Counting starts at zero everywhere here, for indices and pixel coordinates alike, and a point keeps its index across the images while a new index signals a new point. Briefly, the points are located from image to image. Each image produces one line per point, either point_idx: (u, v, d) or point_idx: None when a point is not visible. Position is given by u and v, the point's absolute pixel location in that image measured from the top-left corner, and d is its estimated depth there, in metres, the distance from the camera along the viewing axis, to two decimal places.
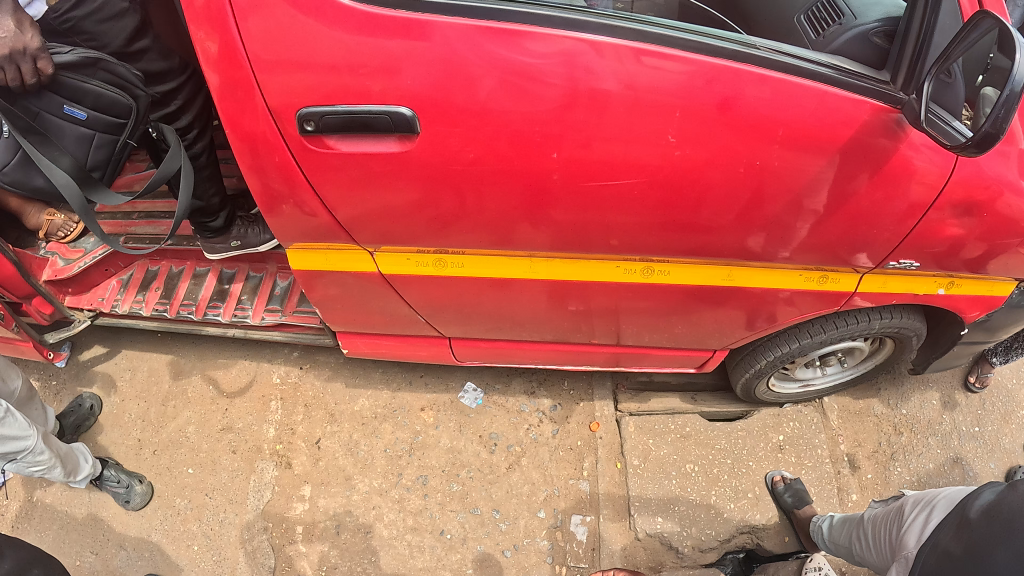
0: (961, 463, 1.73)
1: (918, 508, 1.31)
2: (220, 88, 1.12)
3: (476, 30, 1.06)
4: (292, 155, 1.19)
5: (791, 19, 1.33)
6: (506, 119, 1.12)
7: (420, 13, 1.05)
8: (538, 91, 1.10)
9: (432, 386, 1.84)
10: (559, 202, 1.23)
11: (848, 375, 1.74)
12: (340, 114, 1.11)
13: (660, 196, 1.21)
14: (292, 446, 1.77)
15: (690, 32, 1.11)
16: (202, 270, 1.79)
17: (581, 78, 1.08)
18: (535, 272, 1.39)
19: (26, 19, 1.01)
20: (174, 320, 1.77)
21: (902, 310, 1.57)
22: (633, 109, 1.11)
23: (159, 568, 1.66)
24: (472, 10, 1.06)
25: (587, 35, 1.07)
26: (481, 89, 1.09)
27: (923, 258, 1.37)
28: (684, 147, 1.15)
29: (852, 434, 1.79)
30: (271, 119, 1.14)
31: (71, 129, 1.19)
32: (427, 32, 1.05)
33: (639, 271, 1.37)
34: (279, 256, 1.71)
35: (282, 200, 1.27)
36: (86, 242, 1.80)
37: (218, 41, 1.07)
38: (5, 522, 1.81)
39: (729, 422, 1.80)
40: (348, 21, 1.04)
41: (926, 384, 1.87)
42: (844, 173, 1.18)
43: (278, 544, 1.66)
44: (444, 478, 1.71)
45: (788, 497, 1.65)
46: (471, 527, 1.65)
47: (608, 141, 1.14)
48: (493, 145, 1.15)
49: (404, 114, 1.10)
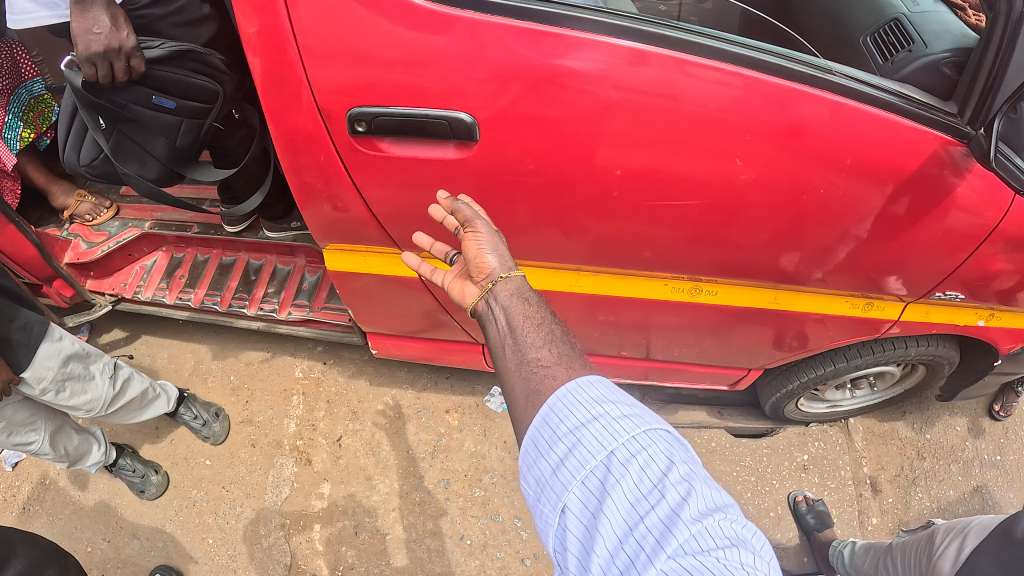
0: (981, 492, 1.72)
1: (950, 535, 1.30)
2: (268, 81, 1.07)
3: (544, 36, 1.01)
4: (338, 151, 1.15)
5: (857, 40, 1.30)
6: (568, 131, 1.08)
7: (487, 16, 1.01)
8: (604, 104, 1.06)
9: (458, 388, 1.83)
10: (612, 215, 1.20)
11: (877, 398, 1.73)
12: (395, 116, 1.07)
13: (717, 216, 1.18)
14: (313, 442, 1.75)
15: (763, 51, 1.07)
16: (229, 259, 1.76)
17: (650, 93, 1.04)
18: (579, 285, 1.37)
19: (121, 16, 1.05)
20: (198, 311, 1.74)
21: (940, 338, 1.56)
22: (700, 128, 1.07)
23: (172, 559, 1.64)
24: (539, 15, 1.02)
25: (659, 49, 1.03)
26: (543, 98, 1.05)
27: (967, 290, 1.36)
28: (749, 169, 1.11)
29: (875, 456, 1.78)
30: (319, 115, 1.10)
31: (160, 118, 1.19)
32: (492, 37, 1.01)
33: (686, 291, 1.35)
34: (309, 250, 1.69)
35: (319, 193, 1.24)
36: (109, 226, 1.77)
37: (269, 31, 1.02)
38: (16, 503, 1.80)
39: (754, 439, 1.79)
40: (409, 19, 1.00)
41: (950, 411, 1.87)
42: (903, 203, 1.16)
43: (294, 541, 1.64)
44: (466, 483, 1.69)
45: (810, 518, 1.64)
46: (491, 534, 1.63)
47: (667, 160, 1.11)
48: (552, 157, 1.11)
49: (462, 120, 1.06)
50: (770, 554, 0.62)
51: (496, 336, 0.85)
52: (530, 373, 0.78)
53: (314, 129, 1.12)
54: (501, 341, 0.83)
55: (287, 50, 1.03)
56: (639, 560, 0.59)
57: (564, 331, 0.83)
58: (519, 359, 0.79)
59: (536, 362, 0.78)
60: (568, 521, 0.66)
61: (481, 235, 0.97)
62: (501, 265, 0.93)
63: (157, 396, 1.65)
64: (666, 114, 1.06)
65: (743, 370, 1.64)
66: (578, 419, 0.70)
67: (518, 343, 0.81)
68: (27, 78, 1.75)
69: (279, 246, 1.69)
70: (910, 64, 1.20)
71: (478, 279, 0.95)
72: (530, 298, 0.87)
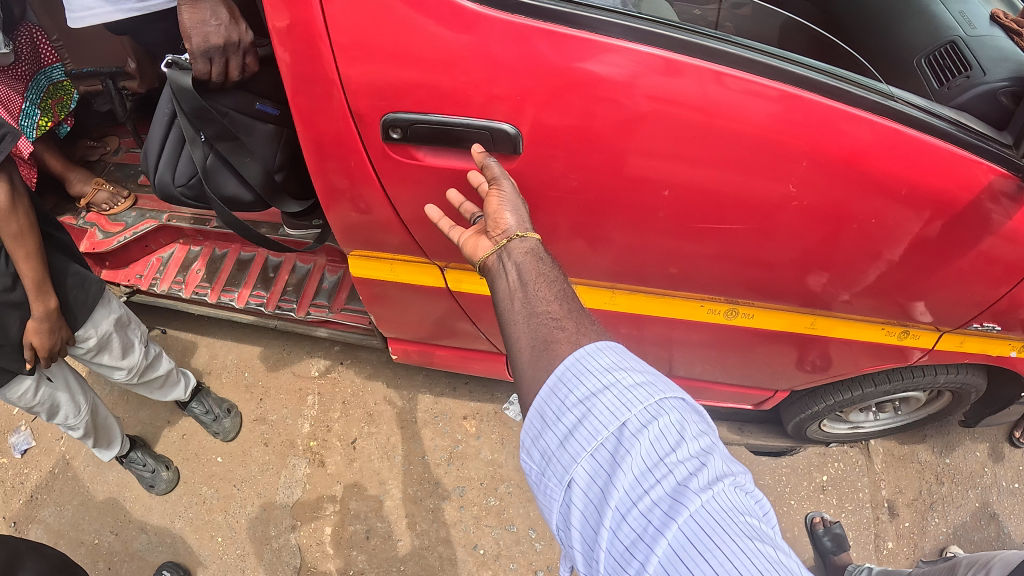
0: (996, 518, 1.70)
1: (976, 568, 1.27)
2: (296, 82, 1.00)
3: (594, 48, 0.94)
4: (368, 156, 1.09)
5: (910, 61, 1.27)
6: (615, 151, 1.02)
7: (533, 23, 0.93)
8: (654, 125, 0.99)
9: (477, 395, 1.81)
10: (656, 235, 1.15)
11: (900, 422, 1.72)
12: (433, 124, 1.00)
13: (764, 241, 1.13)
14: (327, 444, 1.73)
15: (822, 73, 1.01)
16: (247, 255, 1.73)
17: (705, 116, 0.98)
18: (613, 303, 1.34)
19: (236, 10, 1.05)
20: (215, 307, 1.72)
21: (970, 367, 1.54)
22: (755, 154, 1.01)
23: (180, 556, 1.61)
24: (588, 24, 0.94)
25: (715, 69, 0.96)
26: (589, 112, 0.98)
27: (1005, 321, 1.32)
28: (803, 198, 1.06)
29: (895, 479, 1.76)
30: (351, 119, 1.03)
31: (260, 130, 1.16)
32: (538, 48, 0.94)
33: (722, 313, 1.33)
34: (331, 250, 1.65)
35: (342, 195, 1.17)
36: (126, 217, 1.75)
37: (302, 30, 0.94)
38: (24, 492, 1.80)
39: (773, 457, 1.78)
40: (453, 23, 0.92)
41: (971, 436, 1.85)
42: (953, 235, 1.11)
43: (306, 544, 1.61)
44: (482, 492, 1.67)
45: (827, 540, 1.61)
46: (505, 544, 1.60)
47: (714, 180, 1.05)
48: (598, 176, 1.06)
49: (506, 131, 1.00)
50: (772, 524, 0.63)
51: (509, 292, 0.88)
52: (541, 328, 0.79)
53: (344, 133, 1.06)
54: (511, 293, 0.87)
55: (323, 49, 0.95)
56: (645, 532, 0.58)
57: (572, 290, 0.86)
58: (529, 312, 0.82)
59: (546, 314, 0.81)
60: (572, 493, 0.65)
61: (504, 194, 0.97)
62: (519, 225, 0.94)
63: (176, 381, 1.63)
64: (719, 135, 0.99)
65: (770, 391, 1.63)
66: (588, 386, 0.68)
67: (525, 293, 0.85)
68: (47, 63, 1.72)
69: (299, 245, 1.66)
70: (966, 91, 1.17)
71: (495, 234, 0.96)
72: (544, 262, 0.90)
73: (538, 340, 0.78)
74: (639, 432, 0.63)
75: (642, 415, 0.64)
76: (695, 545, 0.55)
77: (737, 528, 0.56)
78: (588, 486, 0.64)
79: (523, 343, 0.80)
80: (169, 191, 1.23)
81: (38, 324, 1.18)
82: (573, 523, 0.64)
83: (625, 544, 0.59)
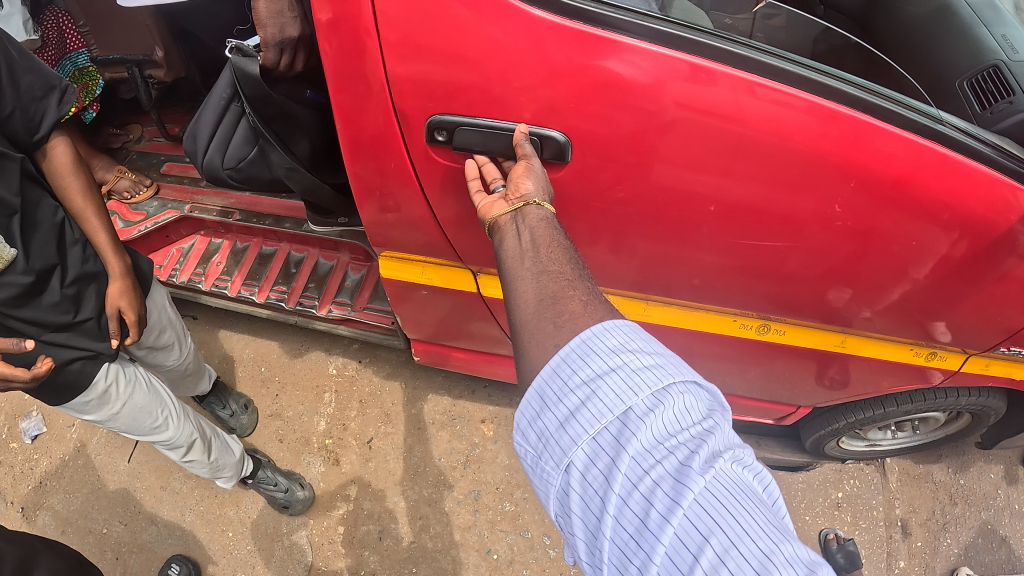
0: (1008, 541, 1.69)
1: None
2: (339, 78, 0.96)
3: (642, 54, 0.89)
4: (410, 158, 1.05)
5: (953, 83, 1.23)
6: (658, 163, 0.98)
7: (579, 24, 0.88)
8: (696, 139, 0.94)
9: (496, 398, 1.79)
10: (698, 249, 1.11)
11: (918, 441, 1.72)
12: (480, 127, 0.95)
13: (804, 261, 1.09)
14: (343, 443, 1.72)
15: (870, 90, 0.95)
16: (268, 249, 1.72)
17: (748, 129, 0.92)
18: (647, 317, 1.32)
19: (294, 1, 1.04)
20: (233, 301, 1.70)
21: (990, 389, 1.54)
22: (800, 173, 0.96)
23: (188, 550, 1.64)
24: (639, 29, 0.89)
25: (760, 81, 0.91)
26: (632, 122, 0.93)
27: None
28: (847, 218, 1.01)
29: (908, 498, 1.76)
30: (394, 120, 0.99)
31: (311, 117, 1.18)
32: (584, 53, 0.88)
33: (754, 329, 1.31)
34: (354, 247, 1.64)
35: (375, 193, 1.13)
36: (148, 206, 1.73)
37: (348, 20, 0.90)
38: (34, 477, 1.80)
39: (790, 472, 1.79)
40: (499, 22, 0.87)
41: (988, 457, 1.84)
42: (996, 262, 1.06)
43: (317, 542, 1.61)
44: (497, 496, 1.66)
45: (840, 556, 1.60)
46: (519, 550, 1.58)
47: (758, 198, 1.00)
48: (646, 188, 1.02)
49: (557, 139, 0.95)
50: (777, 508, 0.62)
51: (514, 254, 0.86)
52: (549, 288, 0.78)
53: (385, 133, 1.02)
54: (517, 256, 0.85)
55: (367, 44, 0.91)
56: (648, 519, 0.56)
57: (582, 262, 0.84)
58: (538, 271, 0.80)
59: (555, 275, 0.79)
60: (571, 476, 0.62)
61: (533, 168, 0.93)
62: (539, 193, 0.91)
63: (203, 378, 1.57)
64: (770, 155, 0.94)
65: (792, 407, 1.62)
66: (594, 365, 0.66)
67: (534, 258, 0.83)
68: (73, 49, 1.74)
69: (323, 242, 1.64)
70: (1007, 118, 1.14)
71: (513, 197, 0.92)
72: (556, 231, 0.87)
73: (546, 297, 0.77)
74: (646, 414, 0.62)
75: (649, 399, 0.62)
76: (700, 529, 0.53)
77: (743, 508, 0.54)
78: (588, 469, 0.61)
79: (528, 307, 0.77)
80: (218, 171, 1.32)
81: (121, 284, 1.17)
82: (572, 510, 0.61)
83: (628, 531, 0.57)
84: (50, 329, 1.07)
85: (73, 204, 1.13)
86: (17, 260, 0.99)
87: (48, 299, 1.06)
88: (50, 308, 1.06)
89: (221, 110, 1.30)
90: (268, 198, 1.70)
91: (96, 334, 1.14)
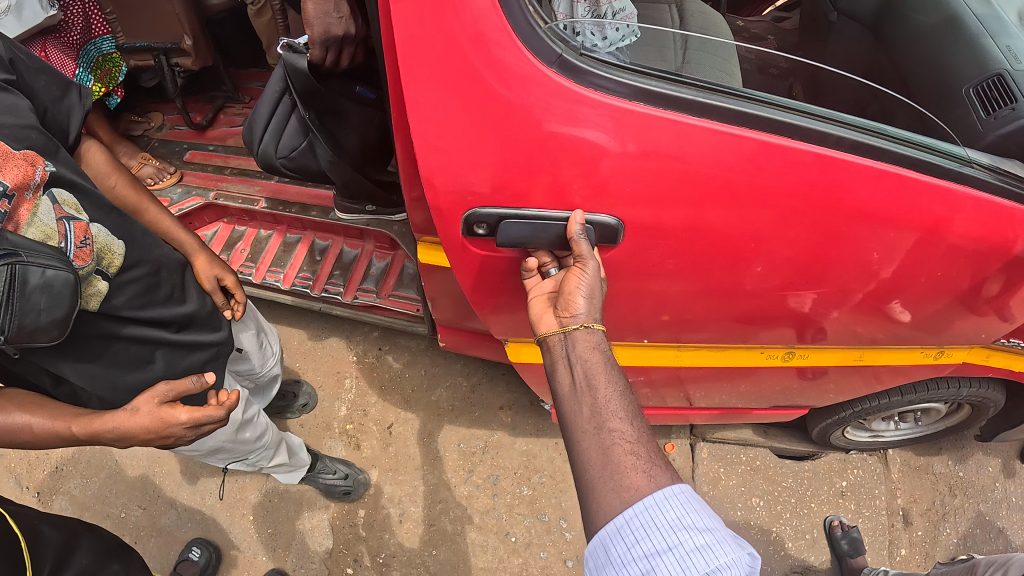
0: (1005, 533, 1.75)
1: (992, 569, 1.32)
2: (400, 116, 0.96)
3: (639, 115, 0.85)
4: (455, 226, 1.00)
5: (960, 90, 1.21)
6: (691, 230, 0.95)
7: (570, 80, 0.84)
8: (716, 201, 0.91)
9: (514, 386, 1.82)
10: (740, 305, 1.09)
11: (920, 432, 1.78)
12: (528, 218, 0.91)
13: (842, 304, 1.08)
14: (363, 428, 1.75)
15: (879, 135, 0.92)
16: (292, 237, 1.75)
17: (768, 189, 0.90)
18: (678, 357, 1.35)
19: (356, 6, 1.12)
20: (256, 288, 1.73)
21: (990, 381, 1.61)
22: (835, 229, 0.94)
23: (210, 534, 1.67)
24: (626, 87, 0.85)
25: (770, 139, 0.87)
26: (651, 187, 0.90)
27: None
28: (886, 262, 0.99)
29: (910, 489, 1.82)
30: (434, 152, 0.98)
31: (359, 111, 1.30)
32: (582, 113, 0.84)
33: (780, 357, 1.35)
34: (379, 235, 1.67)
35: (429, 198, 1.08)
36: (171, 192, 1.75)
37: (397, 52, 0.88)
38: (50, 462, 1.81)
39: (796, 462, 1.85)
40: (496, 76, 0.83)
41: (986, 450, 1.90)
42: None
43: (339, 525, 1.66)
44: (516, 480, 1.69)
45: (844, 543, 1.66)
46: (536, 533, 1.62)
47: (795, 254, 0.98)
48: (687, 256, 0.98)
49: (609, 223, 0.92)
50: None
51: (567, 390, 0.80)
52: (608, 446, 0.73)
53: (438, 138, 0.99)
54: (567, 395, 0.80)
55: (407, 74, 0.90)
56: None
57: (637, 397, 0.79)
58: (597, 426, 0.75)
59: (616, 434, 0.74)
60: None
61: (588, 270, 0.86)
62: (589, 314, 0.84)
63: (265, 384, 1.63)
64: (787, 209, 0.92)
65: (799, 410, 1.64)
66: (653, 541, 0.66)
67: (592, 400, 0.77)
68: (97, 36, 1.74)
69: (348, 229, 1.68)
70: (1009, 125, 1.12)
71: (561, 314, 0.86)
72: (610, 360, 0.81)
73: (604, 455, 0.73)
74: None
75: None
76: None
77: None
78: None
79: (590, 466, 0.73)
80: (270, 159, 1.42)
81: (206, 258, 1.32)
82: None
83: None
84: (167, 327, 1.14)
85: (127, 204, 1.22)
86: (128, 255, 1.05)
87: (166, 297, 1.13)
88: (168, 304, 1.14)
89: (274, 102, 1.38)
90: (294, 186, 1.73)
91: (207, 323, 1.23)
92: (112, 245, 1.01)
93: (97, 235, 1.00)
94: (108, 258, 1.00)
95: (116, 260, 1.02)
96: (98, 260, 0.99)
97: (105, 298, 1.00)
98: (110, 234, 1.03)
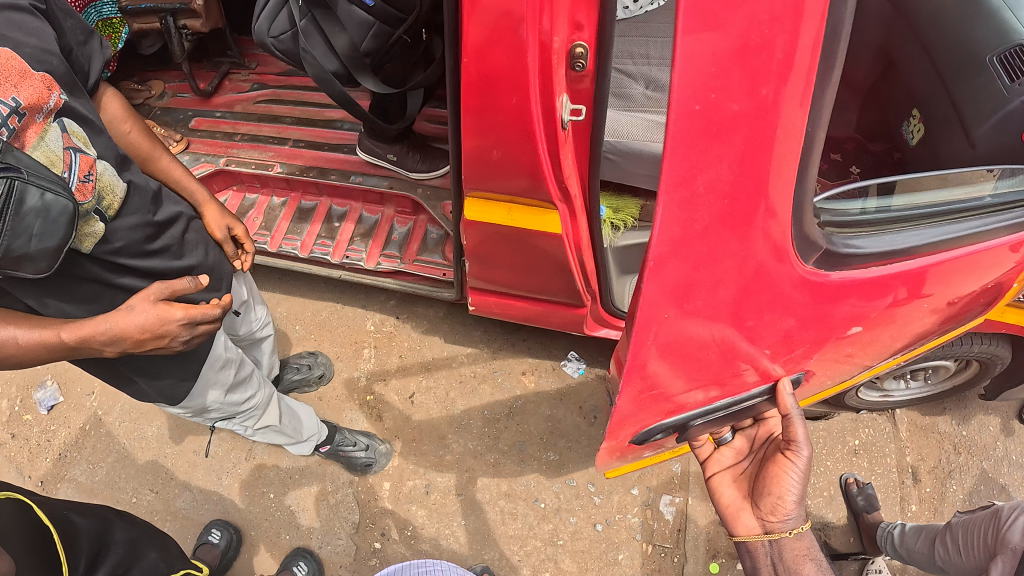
0: (1008, 490, 1.82)
1: (1017, 510, 1.37)
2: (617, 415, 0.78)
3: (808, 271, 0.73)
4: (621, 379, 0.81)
5: (983, 57, 1.29)
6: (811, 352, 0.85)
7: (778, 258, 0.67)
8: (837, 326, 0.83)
9: (536, 351, 1.79)
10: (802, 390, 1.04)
11: (929, 391, 1.84)
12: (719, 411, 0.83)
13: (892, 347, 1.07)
14: (384, 399, 1.72)
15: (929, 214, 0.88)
16: (307, 205, 1.72)
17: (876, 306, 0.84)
18: None
19: None
20: (274, 257, 1.69)
21: (997, 337, 1.65)
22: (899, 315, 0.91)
23: (229, 514, 1.62)
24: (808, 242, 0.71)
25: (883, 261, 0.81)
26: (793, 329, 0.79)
27: None
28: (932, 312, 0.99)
29: (918, 447, 1.88)
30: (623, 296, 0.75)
31: (355, 13, 1.33)
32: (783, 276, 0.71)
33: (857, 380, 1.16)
34: (400, 200, 1.66)
35: (490, 151, 1.22)
36: (180, 160, 1.70)
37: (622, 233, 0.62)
38: (52, 450, 1.73)
39: (809, 422, 1.89)
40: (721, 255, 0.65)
41: (987, 409, 1.96)
42: None
43: (364, 499, 1.62)
44: (542, 446, 1.68)
45: (860, 500, 1.72)
46: (565, 498, 1.63)
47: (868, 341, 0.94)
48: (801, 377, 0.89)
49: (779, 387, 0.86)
50: None
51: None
52: None
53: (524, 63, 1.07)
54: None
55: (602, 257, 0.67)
56: None
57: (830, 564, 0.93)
58: None
59: None
60: None
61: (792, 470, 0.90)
62: (795, 520, 0.92)
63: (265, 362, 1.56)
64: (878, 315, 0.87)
65: None
66: None
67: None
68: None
69: (369, 194, 1.67)
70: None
71: (769, 514, 0.93)
72: (820, 567, 0.92)
73: None
74: None
75: None
76: None
77: None
78: None
79: None
80: (266, 40, 1.51)
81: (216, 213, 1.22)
82: None
83: None
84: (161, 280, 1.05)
85: (141, 152, 1.10)
86: (127, 198, 0.96)
87: (163, 248, 1.04)
88: (163, 255, 1.04)
89: None
90: (312, 150, 1.70)
91: (203, 282, 1.12)
92: (115, 187, 0.93)
93: (102, 173, 0.91)
94: (108, 199, 0.92)
95: (117, 202, 0.94)
96: (98, 198, 0.90)
97: (101, 240, 0.92)
98: (114, 175, 0.94)
